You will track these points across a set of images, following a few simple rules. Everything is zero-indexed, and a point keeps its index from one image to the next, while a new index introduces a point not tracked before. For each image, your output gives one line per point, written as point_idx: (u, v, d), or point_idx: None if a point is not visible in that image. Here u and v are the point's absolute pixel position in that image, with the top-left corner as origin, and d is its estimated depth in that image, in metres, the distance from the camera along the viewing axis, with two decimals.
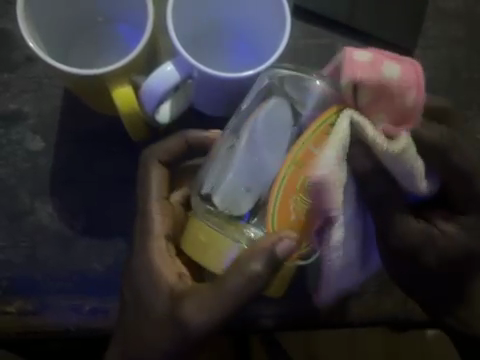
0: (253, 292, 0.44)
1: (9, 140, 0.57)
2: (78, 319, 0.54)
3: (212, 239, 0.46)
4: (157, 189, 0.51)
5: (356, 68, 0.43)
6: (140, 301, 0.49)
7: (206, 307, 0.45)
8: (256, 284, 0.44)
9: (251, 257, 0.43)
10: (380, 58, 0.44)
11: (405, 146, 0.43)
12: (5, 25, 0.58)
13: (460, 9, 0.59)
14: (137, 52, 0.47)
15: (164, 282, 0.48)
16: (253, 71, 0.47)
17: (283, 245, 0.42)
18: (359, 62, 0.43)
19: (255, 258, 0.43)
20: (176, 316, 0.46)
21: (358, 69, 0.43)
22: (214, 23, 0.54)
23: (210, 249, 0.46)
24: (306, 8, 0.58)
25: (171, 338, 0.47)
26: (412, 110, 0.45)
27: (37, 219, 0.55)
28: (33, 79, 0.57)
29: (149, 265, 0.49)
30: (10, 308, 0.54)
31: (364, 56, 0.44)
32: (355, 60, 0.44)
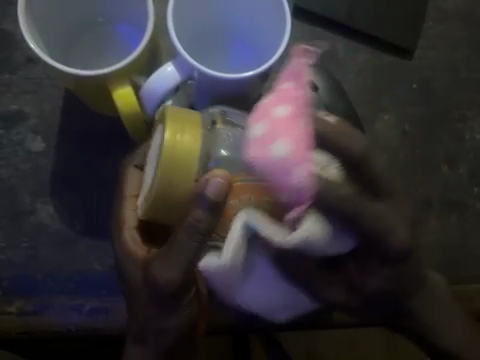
0: (201, 231, 0.42)
1: (10, 141, 0.57)
2: (78, 319, 0.53)
3: (191, 141, 0.45)
4: (128, 187, 0.51)
5: (270, 121, 0.42)
6: (126, 278, 0.48)
7: (172, 260, 0.44)
8: (200, 227, 0.42)
9: (194, 205, 0.42)
10: (301, 118, 0.42)
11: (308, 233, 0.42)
12: (7, 25, 0.58)
13: (460, 9, 0.59)
14: (138, 52, 0.47)
15: (138, 258, 0.49)
16: (253, 72, 0.48)
17: (213, 185, 0.42)
18: (272, 119, 0.42)
19: (199, 210, 0.42)
20: (150, 277, 0.45)
21: (271, 125, 0.42)
22: (214, 23, 0.54)
23: (185, 141, 0.45)
24: (306, 9, 0.58)
25: (161, 301, 0.46)
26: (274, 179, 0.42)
27: (38, 219, 0.55)
28: (34, 79, 0.57)
29: (126, 256, 0.49)
30: (11, 308, 0.54)
31: (282, 110, 0.43)
32: (270, 112, 0.43)
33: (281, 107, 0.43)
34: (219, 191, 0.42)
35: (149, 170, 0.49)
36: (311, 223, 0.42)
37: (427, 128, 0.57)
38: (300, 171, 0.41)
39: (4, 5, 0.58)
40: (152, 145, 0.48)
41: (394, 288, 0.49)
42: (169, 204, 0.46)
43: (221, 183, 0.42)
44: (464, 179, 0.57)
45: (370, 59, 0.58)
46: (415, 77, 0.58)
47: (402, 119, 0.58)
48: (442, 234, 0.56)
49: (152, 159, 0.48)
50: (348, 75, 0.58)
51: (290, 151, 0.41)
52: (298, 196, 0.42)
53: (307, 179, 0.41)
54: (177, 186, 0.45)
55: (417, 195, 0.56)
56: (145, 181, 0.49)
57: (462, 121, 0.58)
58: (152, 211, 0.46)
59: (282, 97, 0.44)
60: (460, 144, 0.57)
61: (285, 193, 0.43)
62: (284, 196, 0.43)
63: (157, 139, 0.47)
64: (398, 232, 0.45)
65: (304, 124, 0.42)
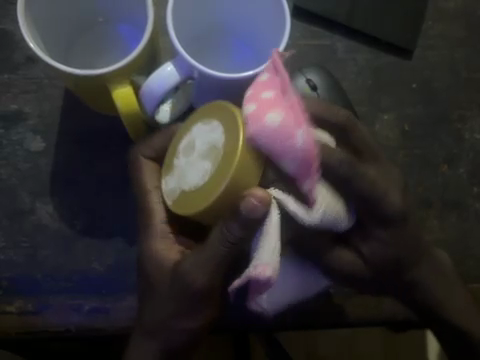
0: (231, 242, 0.42)
1: (9, 141, 0.57)
2: (78, 319, 0.53)
3: (256, 149, 0.40)
4: (149, 179, 0.50)
5: (259, 128, 0.39)
6: (146, 274, 0.49)
7: (203, 265, 0.44)
8: (232, 239, 0.42)
9: (229, 220, 0.41)
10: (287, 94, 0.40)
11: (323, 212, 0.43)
12: (7, 25, 0.58)
13: (459, 9, 0.59)
14: (137, 52, 0.47)
15: (166, 259, 0.48)
16: (253, 71, 0.48)
17: (248, 205, 0.39)
18: (262, 122, 0.39)
19: (234, 223, 0.41)
20: (181, 278, 0.46)
21: (264, 131, 0.39)
22: (215, 23, 0.54)
23: (259, 148, 0.40)
24: (305, 9, 0.58)
25: (186, 303, 0.47)
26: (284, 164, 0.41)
27: (38, 218, 0.56)
28: (34, 79, 0.57)
29: (154, 254, 0.49)
30: (11, 308, 0.54)
31: (268, 94, 0.40)
32: (260, 119, 0.39)
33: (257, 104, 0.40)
34: (256, 211, 0.40)
35: (184, 170, 0.43)
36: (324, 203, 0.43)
37: (427, 128, 0.57)
38: (300, 134, 0.39)
39: (4, 5, 0.59)
40: (204, 137, 0.42)
41: (401, 248, 0.49)
42: (221, 208, 0.41)
43: (260, 206, 0.39)
44: (464, 179, 0.57)
45: (369, 58, 0.58)
46: (415, 76, 0.58)
47: (402, 119, 0.58)
48: (443, 234, 0.56)
49: (201, 151, 0.42)
50: (348, 75, 0.58)
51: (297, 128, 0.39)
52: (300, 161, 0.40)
53: (310, 140, 0.39)
54: (236, 196, 0.40)
55: (418, 195, 0.56)
56: (186, 174, 0.42)
57: (461, 121, 0.58)
58: (204, 214, 0.41)
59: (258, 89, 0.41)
60: (459, 144, 0.57)
61: (285, 161, 0.40)
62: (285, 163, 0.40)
63: (218, 137, 0.41)
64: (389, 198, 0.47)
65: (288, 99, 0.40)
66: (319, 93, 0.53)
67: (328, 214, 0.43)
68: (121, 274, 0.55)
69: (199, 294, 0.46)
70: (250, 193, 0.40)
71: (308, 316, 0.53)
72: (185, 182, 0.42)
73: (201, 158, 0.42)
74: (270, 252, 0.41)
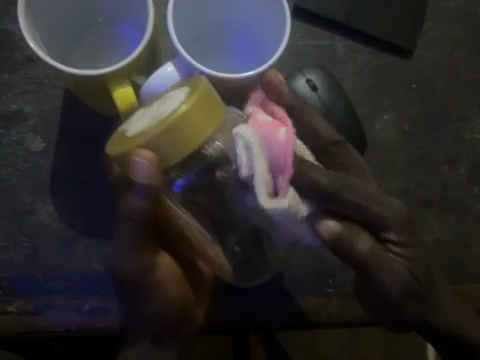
0: (131, 217, 0.43)
1: (10, 141, 0.57)
2: (79, 319, 0.53)
3: (180, 133, 0.38)
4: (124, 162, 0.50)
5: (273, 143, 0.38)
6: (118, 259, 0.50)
7: (129, 253, 0.45)
8: (130, 214, 0.43)
9: (129, 193, 0.43)
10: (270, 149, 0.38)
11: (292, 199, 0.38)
12: (7, 25, 0.58)
13: (459, 9, 0.59)
14: (137, 52, 0.47)
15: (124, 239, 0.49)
16: (254, 72, 0.48)
17: (137, 167, 0.39)
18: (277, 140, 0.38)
19: (134, 198, 0.42)
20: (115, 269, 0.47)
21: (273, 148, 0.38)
22: (215, 24, 0.54)
23: (182, 132, 0.38)
24: (306, 9, 0.58)
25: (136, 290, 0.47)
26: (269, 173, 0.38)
27: (38, 218, 0.56)
28: (34, 79, 0.58)
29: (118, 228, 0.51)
30: (10, 308, 0.53)
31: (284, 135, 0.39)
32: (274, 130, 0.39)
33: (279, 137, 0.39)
34: (142, 171, 0.39)
35: (140, 118, 0.41)
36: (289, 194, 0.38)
37: (426, 128, 0.58)
38: (265, 117, 0.40)
39: (4, 5, 0.59)
40: (171, 100, 0.40)
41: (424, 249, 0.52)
42: (124, 159, 0.40)
43: (143, 167, 0.38)
44: (464, 179, 0.57)
45: (369, 58, 0.58)
46: (414, 76, 0.58)
47: (402, 118, 0.58)
48: (442, 234, 0.56)
49: (157, 110, 0.40)
50: (348, 75, 0.58)
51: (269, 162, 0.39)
52: (264, 136, 0.38)
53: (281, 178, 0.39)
54: (134, 152, 0.39)
55: (418, 196, 0.56)
56: (137, 121, 0.41)
57: (461, 121, 0.58)
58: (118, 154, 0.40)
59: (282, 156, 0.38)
60: (460, 144, 0.57)
61: (277, 178, 0.38)
62: (247, 172, 0.38)
63: (171, 107, 0.39)
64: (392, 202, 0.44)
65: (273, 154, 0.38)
66: (319, 93, 0.54)
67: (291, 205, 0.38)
68: None
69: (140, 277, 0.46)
70: (136, 151, 0.38)
71: (302, 316, 0.53)
72: (134, 121, 0.41)
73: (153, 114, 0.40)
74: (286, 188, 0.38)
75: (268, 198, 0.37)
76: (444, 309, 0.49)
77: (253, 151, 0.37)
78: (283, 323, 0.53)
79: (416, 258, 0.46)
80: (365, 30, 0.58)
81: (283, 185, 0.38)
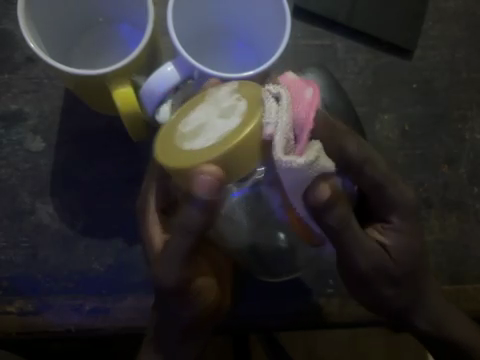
0: (193, 230, 0.40)
1: (9, 141, 0.57)
2: (78, 319, 0.53)
3: (231, 154, 0.35)
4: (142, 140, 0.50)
5: (299, 98, 0.37)
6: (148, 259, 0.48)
7: (166, 263, 0.43)
8: (190, 226, 0.39)
9: (186, 204, 0.39)
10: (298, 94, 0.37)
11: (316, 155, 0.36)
12: (7, 25, 0.58)
13: (459, 9, 0.59)
14: (139, 51, 0.47)
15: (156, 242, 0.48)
16: (254, 71, 0.47)
17: (201, 184, 0.36)
18: (303, 99, 0.37)
19: (192, 209, 0.38)
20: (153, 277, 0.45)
21: (301, 106, 0.37)
22: (214, 24, 0.54)
23: (241, 152, 0.36)
24: (305, 9, 0.58)
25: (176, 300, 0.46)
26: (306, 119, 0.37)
27: (38, 218, 0.55)
28: (34, 79, 0.57)
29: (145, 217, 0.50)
30: (11, 308, 0.53)
31: (308, 93, 0.37)
32: (300, 92, 0.37)
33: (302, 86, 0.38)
34: (207, 189, 0.36)
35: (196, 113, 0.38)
36: (319, 153, 0.36)
37: (427, 127, 0.57)
38: (288, 77, 0.38)
39: (4, 5, 0.59)
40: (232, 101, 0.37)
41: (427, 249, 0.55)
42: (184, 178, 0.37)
43: (210, 185, 0.36)
44: (464, 179, 0.57)
45: (369, 58, 0.58)
46: (415, 76, 0.58)
47: (403, 118, 0.57)
48: (442, 234, 0.56)
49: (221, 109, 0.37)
50: (348, 75, 0.58)
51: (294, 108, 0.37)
52: (293, 99, 0.37)
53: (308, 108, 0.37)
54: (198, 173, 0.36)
55: (418, 196, 0.56)
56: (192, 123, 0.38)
57: (462, 121, 0.58)
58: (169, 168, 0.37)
59: (294, 86, 0.38)
60: (460, 144, 0.57)
61: (292, 133, 0.36)
62: (268, 122, 0.36)
63: (233, 110, 0.37)
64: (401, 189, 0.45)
65: (294, 121, 0.36)
66: (320, 93, 0.54)
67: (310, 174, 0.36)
68: (120, 274, 0.54)
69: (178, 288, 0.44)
70: (201, 167, 0.36)
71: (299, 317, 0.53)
72: (187, 138, 0.37)
73: (220, 116, 0.37)
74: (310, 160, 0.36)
75: (268, 160, 0.37)
76: (429, 304, 0.48)
77: (276, 134, 0.35)
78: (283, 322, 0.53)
79: (400, 254, 0.46)
80: (365, 31, 0.58)
81: (302, 142, 0.36)
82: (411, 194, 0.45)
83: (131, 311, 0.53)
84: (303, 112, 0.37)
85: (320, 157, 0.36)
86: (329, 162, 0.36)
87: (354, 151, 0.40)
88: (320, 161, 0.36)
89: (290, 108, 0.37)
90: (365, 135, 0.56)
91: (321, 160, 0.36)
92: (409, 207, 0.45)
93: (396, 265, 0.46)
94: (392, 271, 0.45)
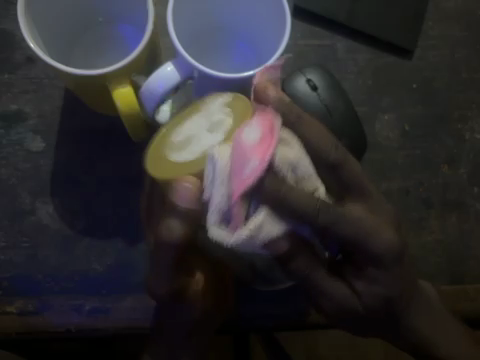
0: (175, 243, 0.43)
1: (9, 140, 0.57)
2: (79, 319, 0.53)
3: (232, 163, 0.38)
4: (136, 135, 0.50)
5: (240, 160, 0.35)
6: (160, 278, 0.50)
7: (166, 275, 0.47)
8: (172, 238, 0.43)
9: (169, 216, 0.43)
10: (245, 158, 0.35)
11: (261, 224, 0.36)
12: (7, 25, 0.58)
13: (459, 9, 0.59)
14: (139, 51, 0.47)
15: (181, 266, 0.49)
16: (253, 71, 0.47)
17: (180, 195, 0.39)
18: (244, 157, 0.35)
19: (173, 220, 0.43)
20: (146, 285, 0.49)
21: (240, 173, 0.34)
22: (214, 24, 0.54)
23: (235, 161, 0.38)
24: (306, 9, 0.58)
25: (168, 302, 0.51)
26: (247, 178, 0.34)
27: (37, 218, 0.55)
28: (34, 79, 0.57)
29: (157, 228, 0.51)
30: (11, 308, 0.53)
31: (250, 136, 0.35)
32: (238, 149, 0.35)
33: (251, 133, 0.35)
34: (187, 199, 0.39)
35: (195, 125, 0.41)
36: (268, 222, 0.36)
37: (427, 128, 0.57)
38: (251, 129, 0.36)
39: (4, 5, 0.58)
40: (219, 112, 0.40)
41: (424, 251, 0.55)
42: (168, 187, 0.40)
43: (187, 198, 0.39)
44: (464, 179, 0.57)
45: (370, 58, 0.58)
46: (415, 76, 0.58)
47: (403, 119, 0.58)
48: (442, 234, 0.56)
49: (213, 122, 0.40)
50: (348, 75, 0.58)
51: (237, 167, 0.35)
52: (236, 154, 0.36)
53: (254, 175, 0.34)
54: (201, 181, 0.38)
55: (418, 196, 0.56)
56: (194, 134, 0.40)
57: (462, 121, 0.58)
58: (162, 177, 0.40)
59: (240, 154, 0.35)
60: (460, 144, 0.57)
61: (231, 194, 0.35)
62: (209, 191, 0.36)
63: (220, 120, 0.40)
64: (381, 231, 0.41)
65: (235, 186, 0.35)
66: (320, 93, 0.54)
67: (250, 243, 0.36)
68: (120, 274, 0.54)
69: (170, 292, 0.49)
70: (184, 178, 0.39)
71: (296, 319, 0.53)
72: (179, 150, 0.40)
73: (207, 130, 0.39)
74: (256, 235, 0.35)
75: (217, 224, 0.36)
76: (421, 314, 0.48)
77: (216, 178, 0.35)
78: (281, 323, 0.53)
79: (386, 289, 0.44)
80: (366, 30, 0.58)
81: (235, 218, 0.35)
82: (393, 235, 0.42)
83: (132, 311, 0.53)
84: (243, 183, 0.34)
85: (268, 224, 0.36)
86: (275, 228, 0.36)
87: (309, 208, 0.37)
88: (266, 228, 0.36)
89: (236, 168, 0.35)
90: (365, 136, 0.55)
91: (263, 231, 0.36)
92: (390, 251, 0.42)
93: (362, 302, 0.45)
94: (362, 302, 0.45)
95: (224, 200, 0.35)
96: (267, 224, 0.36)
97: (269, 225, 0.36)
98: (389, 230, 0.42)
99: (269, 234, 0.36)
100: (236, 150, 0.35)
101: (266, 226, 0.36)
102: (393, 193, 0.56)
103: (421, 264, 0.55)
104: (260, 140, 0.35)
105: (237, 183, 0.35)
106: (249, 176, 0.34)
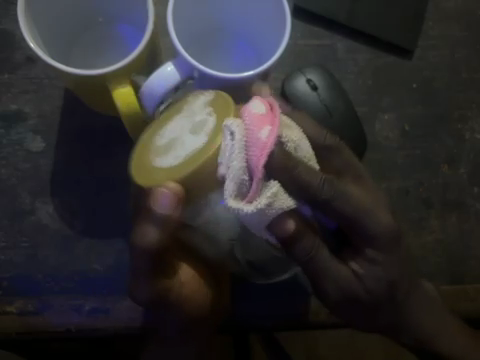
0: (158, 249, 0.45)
1: (9, 140, 0.57)
2: (78, 319, 0.53)
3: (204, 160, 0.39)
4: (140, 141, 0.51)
5: (253, 140, 0.37)
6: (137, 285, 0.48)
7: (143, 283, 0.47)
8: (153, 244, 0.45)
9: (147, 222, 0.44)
10: (256, 138, 0.37)
11: (276, 192, 0.38)
12: (7, 25, 0.58)
13: (459, 9, 0.59)
14: (139, 51, 0.47)
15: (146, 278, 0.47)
16: (253, 71, 0.47)
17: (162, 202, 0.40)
18: (256, 137, 0.37)
19: (151, 228, 0.44)
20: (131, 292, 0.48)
21: (255, 149, 0.37)
22: (213, 24, 0.54)
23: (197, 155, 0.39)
24: (306, 9, 0.58)
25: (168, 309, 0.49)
26: (263, 149, 0.37)
27: (37, 218, 0.55)
28: (34, 79, 0.57)
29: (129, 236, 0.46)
30: (11, 308, 0.53)
31: (264, 131, 0.37)
32: (255, 130, 0.37)
33: (257, 104, 0.38)
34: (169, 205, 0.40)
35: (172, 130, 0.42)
36: (280, 194, 0.38)
37: (427, 128, 0.58)
38: (256, 106, 0.38)
39: (4, 5, 0.58)
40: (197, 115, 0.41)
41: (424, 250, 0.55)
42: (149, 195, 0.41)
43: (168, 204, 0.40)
44: (464, 179, 0.57)
45: (370, 58, 0.58)
46: (415, 76, 0.58)
47: (403, 118, 0.58)
48: (442, 234, 0.56)
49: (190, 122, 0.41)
50: (348, 75, 0.58)
51: (250, 143, 0.37)
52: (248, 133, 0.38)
53: (268, 143, 0.37)
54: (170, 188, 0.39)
55: (418, 196, 0.56)
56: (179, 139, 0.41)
57: (462, 121, 0.58)
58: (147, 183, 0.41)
59: (250, 129, 0.37)
60: (460, 144, 0.57)
61: (246, 175, 0.37)
62: (226, 168, 0.37)
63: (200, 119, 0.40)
64: (376, 211, 0.43)
65: (253, 160, 0.37)
66: (320, 93, 0.54)
67: (266, 214, 0.38)
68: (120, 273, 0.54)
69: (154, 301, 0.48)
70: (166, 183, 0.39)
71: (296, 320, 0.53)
72: (160, 154, 0.41)
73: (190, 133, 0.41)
74: (271, 207, 0.38)
75: (234, 195, 0.37)
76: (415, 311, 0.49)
77: (234, 154, 0.37)
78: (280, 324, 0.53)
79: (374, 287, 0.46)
80: (366, 30, 0.58)
81: (253, 188, 0.37)
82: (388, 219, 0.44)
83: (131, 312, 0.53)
84: (260, 156, 0.37)
85: (282, 195, 0.38)
86: (288, 202, 0.39)
87: (316, 183, 0.40)
88: (278, 199, 0.38)
89: (249, 142, 0.37)
90: (365, 135, 0.55)
91: (277, 203, 0.38)
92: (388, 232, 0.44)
93: (364, 286, 0.46)
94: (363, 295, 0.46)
95: (237, 182, 0.37)
96: (280, 196, 0.38)
97: (283, 196, 0.38)
98: (384, 212, 0.44)
99: (283, 207, 0.38)
100: (249, 130, 0.37)
101: (279, 197, 0.38)
102: (393, 193, 0.56)
103: (421, 264, 0.55)
104: (264, 114, 0.38)
105: (250, 160, 0.37)
106: (263, 146, 0.37)
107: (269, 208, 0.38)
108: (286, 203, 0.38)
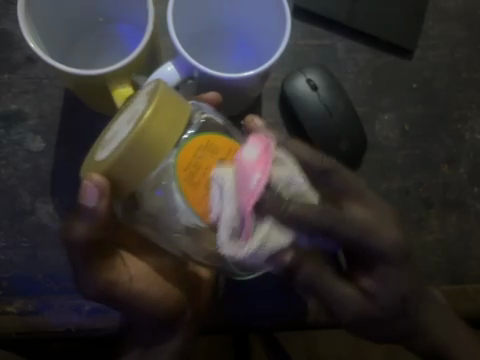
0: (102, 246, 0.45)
1: (9, 141, 0.57)
2: (78, 319, 0.53)
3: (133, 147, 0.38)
4: None
5: (242, 189, 0.36)
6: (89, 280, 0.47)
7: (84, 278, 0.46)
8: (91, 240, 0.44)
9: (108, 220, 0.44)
10: (245, 185, 0.36)
11: (268, 232, 0.37)
12: (6, 25, 0.58)
13: (459, 9, 0.59)
14: (139, 51, 0.47)
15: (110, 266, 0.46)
16: (254, 71, 0.47)
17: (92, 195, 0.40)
18: (245, 187, 0.35)
19: (79, 223, 0.43)
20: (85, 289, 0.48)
21: (243, 198, 0.35)
22: (213, 24, 0.54)
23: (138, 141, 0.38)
24: (306, 9, 0.58)
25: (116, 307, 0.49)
26: (253, 196, 0.35)
27: (37, 218, 0.55)
28: (34, 79, 0.57)
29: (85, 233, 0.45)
30: (11, 308, 0.53)
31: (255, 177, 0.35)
32: (245, 177, 0.36)
33: (251, 149, 0.37)
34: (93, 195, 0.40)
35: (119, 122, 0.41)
36: (274, 233, 0.37)
37: (427, 128, 0.58)
38: (251, 148, 0.37)
39: (4, 5, 0.58)
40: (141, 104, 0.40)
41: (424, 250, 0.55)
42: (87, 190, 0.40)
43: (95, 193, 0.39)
44: (464, 179, 0.57)
45: (370, 58, 0.58)
46: (415, 76, 0.58)
47: (403, 118, 0.58)
48: (442, 233, 0.56)
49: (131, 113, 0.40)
50: (348, 75, 0.58)
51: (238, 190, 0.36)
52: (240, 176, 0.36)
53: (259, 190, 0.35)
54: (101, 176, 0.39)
55: (418, 196, 0.56)
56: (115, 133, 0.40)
57: (462, 121, 0.58)
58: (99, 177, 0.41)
59: (239, 177, 0.36)
60: (460, 144, 0.57)
61: (237, 221, 0.36)
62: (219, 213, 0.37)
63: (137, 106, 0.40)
64: (380, 230, 0.42)
65: (242, 205, 0.36)
66: (320, 93, 0.54)
67: (260, 256, 0.37)
68: None
69: (103, 295, 0.47)
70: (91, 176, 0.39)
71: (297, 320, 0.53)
72: (102, 148, 0.40)
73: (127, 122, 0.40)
74: (262, 247, 0.36)
75: (229, 240, 0.37)
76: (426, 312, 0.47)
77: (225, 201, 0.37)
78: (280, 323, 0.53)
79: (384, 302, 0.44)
80: (366, 31, 0.58)
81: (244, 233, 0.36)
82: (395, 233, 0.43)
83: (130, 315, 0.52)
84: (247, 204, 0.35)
85: (275, 232, 0.37)
86: (282, 238, 0.37)
87: (311, 215, 0.37)
88: (271, 239, 0.37)
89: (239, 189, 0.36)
90: (364, 136, 0.55)
91: (270, 242, 0.37)
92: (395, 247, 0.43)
93: (376, 304, 0.44)
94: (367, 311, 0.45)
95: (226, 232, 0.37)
96: (275, 237, 0.37)
97: (278, 231, 0.37)
98: (390, 230, 0.42)
99: (278, 245, 0.37)
100: (239, 176, 0.36)
101: (273, 239, 0.37)
102: (393, 193, 0.56)
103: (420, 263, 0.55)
104: (257, 158, 0.36)
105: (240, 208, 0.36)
106: (251, 196, 0.35)
107: (262, 250, 0.36)
108: (282, 240, 0.37)
